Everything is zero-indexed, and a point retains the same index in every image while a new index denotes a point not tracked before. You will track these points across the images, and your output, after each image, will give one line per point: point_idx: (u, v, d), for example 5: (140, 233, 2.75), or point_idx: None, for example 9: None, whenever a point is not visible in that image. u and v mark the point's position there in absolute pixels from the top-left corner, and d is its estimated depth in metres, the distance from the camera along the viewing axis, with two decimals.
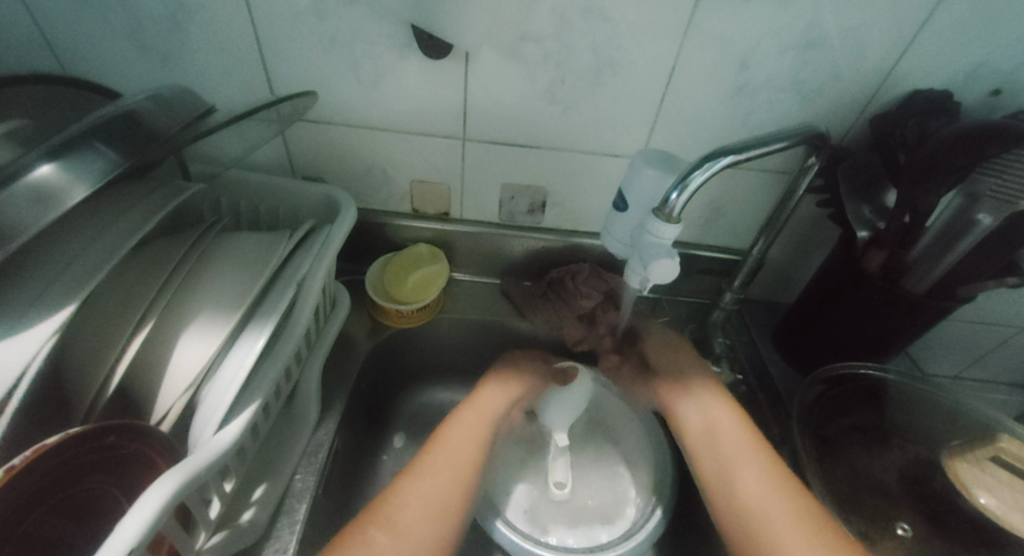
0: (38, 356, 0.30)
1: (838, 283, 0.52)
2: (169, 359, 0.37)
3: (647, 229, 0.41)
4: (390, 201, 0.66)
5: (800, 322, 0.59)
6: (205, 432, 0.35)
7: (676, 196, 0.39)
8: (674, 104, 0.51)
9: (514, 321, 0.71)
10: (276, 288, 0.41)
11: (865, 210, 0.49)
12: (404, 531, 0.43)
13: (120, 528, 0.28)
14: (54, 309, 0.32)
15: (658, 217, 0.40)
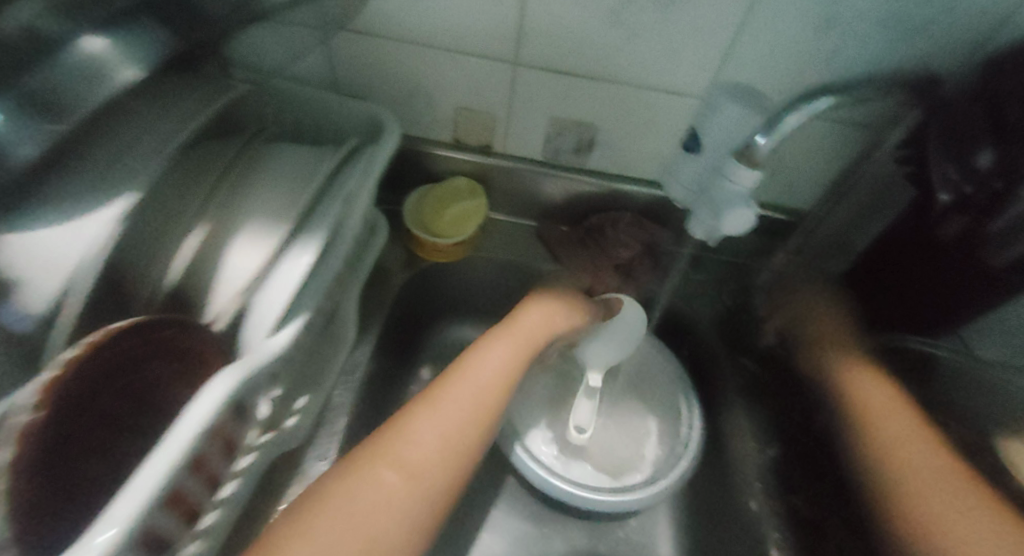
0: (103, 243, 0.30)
1: (909, 251, 0.51)
2: (219, 262, 0.37)
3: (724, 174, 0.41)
4: (432, 128, 0.63)
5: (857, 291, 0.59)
6: (258, 334, 0.36)
7: (761, 140, 0.38)
8: (752, 36, 0.47)
9: (548, 265, 0.70)
10: (322, 204, 0.40)
11: (951, 171, 0.43)
12: (415, 470, 0.41)
13: (196, 403, 0.29)
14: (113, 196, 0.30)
15: (733, 161, 0.39)
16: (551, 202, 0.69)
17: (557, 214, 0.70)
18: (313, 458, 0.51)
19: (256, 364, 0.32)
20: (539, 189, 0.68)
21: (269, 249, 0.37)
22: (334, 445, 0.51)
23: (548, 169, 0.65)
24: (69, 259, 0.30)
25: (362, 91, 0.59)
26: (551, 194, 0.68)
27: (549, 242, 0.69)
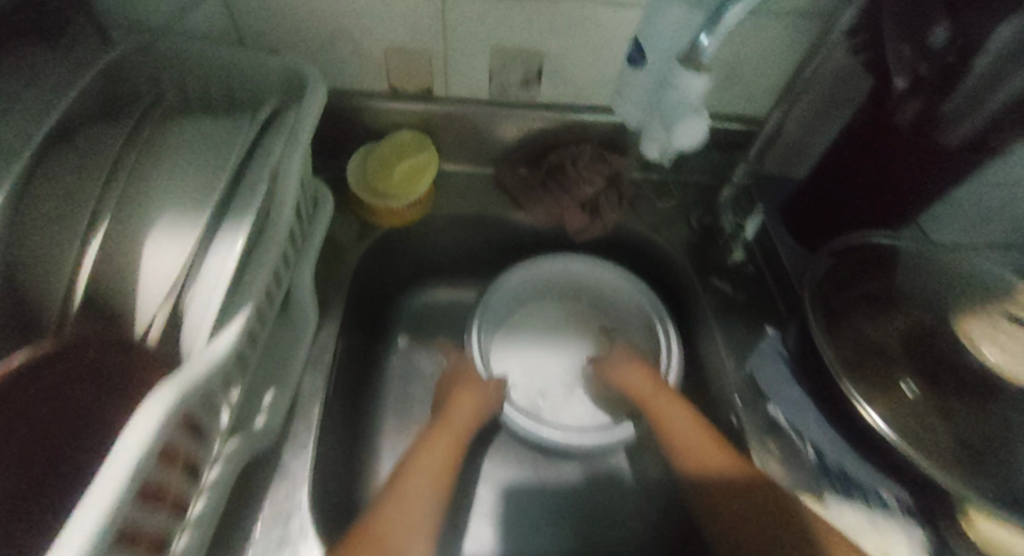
0: None
1: (867, 133, 0.49)
2: (139, 258, 0.34)
3: (670, 86, 0.38)
4: (362, 77, 0.58)
5: (812, 196, 0.57)
6: (198, 340, 0.33)
7: (705, 42, 0.34)
8: None
9: (512, 214, 0.68)
10: (250, 176, 0.37)
11: (907, 52, 0.44)
12: (402, 500, 0.48)
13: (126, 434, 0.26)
14: None
15: (683, 69, 0.36)
16: (503, 145, 0.66)
17: (514, 155, 0.67)
18: (291, 454, 0.50)
19: (196, 385, 0.30)
20: (494, 130, 0.64)
21: (176, 221, 0.34)
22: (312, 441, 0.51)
23: (497, 108, 0.61)
24: None
25: (275, 46, 0.52)
26: (499, 135, 0.65)
27: (509, 186, 0.67)
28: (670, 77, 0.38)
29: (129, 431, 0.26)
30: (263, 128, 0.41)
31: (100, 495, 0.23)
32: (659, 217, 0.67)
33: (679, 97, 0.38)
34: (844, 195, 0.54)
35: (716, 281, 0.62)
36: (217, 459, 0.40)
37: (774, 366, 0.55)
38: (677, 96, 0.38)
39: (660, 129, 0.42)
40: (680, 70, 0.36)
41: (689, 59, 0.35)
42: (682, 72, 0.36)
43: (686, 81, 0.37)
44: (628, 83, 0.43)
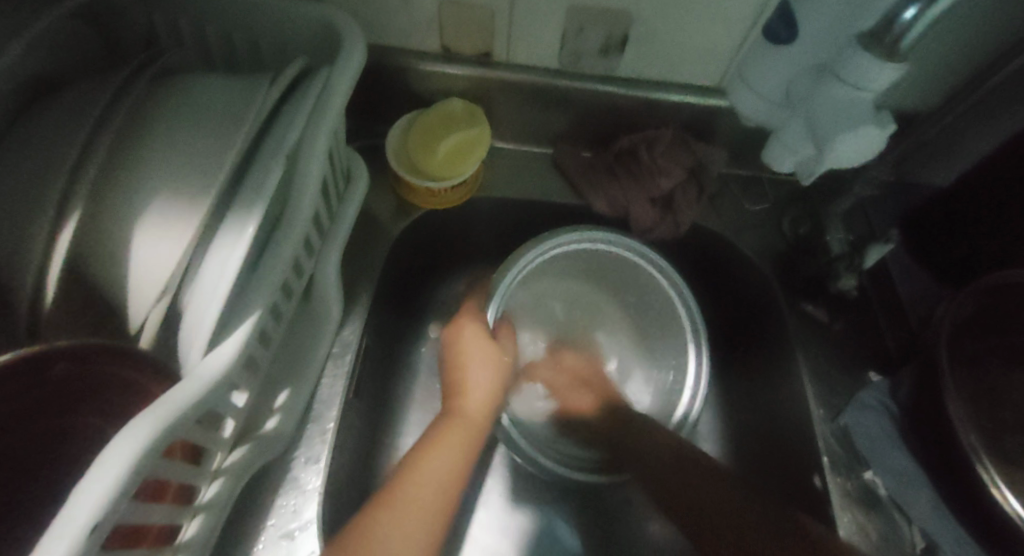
0: None
1: None
2: (125, 254, 0.27)
3: (832, 80, 0.33)
4: (412, 32, 0.49)
5: (959, 213, 0.45)
6: (193, 353, 0.27)
7: (913, 17, 0.28)
8: None
9: (570, 202, 0.60)
10: (264, 156, 0.29)
11: None
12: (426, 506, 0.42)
13: (88, 482, 0.20)
14: None
15: (863, 54, 0.30)
16: (569, 120, 0.57)
17: (578, 138, 0.59)
18: (300, 462, 0.44)
19: (185, 407, 0.24)
20: (561, 104, 0.54)
21: (165, 208, 0.27)
22: (326, 446, 0.45)
23: (566, 80, 0.51)
24: None
25: None
26: (565, 111, 0.55)
27: (569, 171, 0.59)
28: (839, 68, 0.32)
29: (103, 459, 0.21)
30: (285, 92, 0.33)
31: (76, 522, 0.19)
32: (744, 220, 0.57)
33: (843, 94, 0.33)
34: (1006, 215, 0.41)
35: (810, 307, 0.52)
36: (219, 473, 0.34)
37: (875, 420, 0.46)
38: (844, 92, 0.33)
39: (805, 135, 0.37)
40: (856, 60, 0.31)
41: (881, 37, 0.29)
42: (867, 60, 0.30)
43: (868, 74, 0.31)
44: (756, 69, 0.38)
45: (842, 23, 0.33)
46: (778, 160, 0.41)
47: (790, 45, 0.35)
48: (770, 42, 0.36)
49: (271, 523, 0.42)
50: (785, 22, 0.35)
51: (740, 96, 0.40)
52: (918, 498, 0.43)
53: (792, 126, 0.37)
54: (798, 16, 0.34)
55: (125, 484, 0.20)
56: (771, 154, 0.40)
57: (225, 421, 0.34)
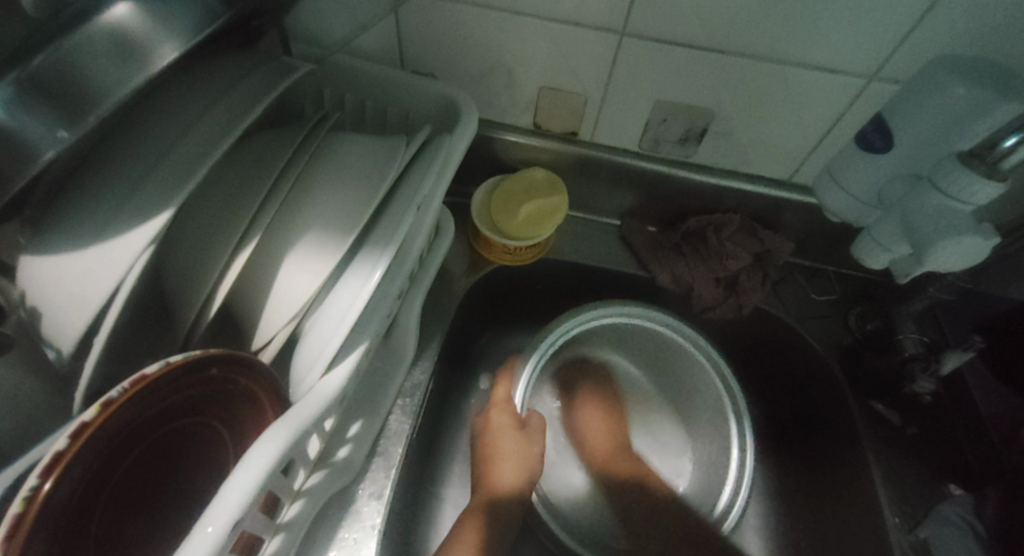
0: (133, 270, 0.24)
1: None
2: (273, 281, 0.31)
3: (930, 189, 0.35)
4: (510, 111, 0.54)
5: None
6: (309, 376, 0.30)
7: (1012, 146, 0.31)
8: (946, 13, 0.36)
9: (634, 273, 0.62)
10: (393, 211, 0.33)
11: None
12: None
13: (227, 490, 0.23)
14: (151, 212, 0.24)
15: (970, 173, 0.32)
16: (641, 199, 0.60)
17: (647, 213, 0.62)
18: (364, 495, 0.46)
19: (308, 422, 0.27)
20: (636, 183, 0.58)
21: (312, 247, 0.31)
22: (390, 483, 0.47)
23: (645, 162, 0.55)
24: (92, 301, 0.24)
25: (432, 71, 0.50)
26: (639, 189, 0.59)
27: (635, 244, 0.61)
28: (937, 178, 0.34)
29: (245, 463, 0.24)
30: (411, 156, 0.37)
31: (222, 515, 0.22)
32: (809, 310, 0.58)
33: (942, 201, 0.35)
34: None
35: (882, 406, 0.52)
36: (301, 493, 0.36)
37: (960, 538, 0.45)
38: (943, 200, 0.34)
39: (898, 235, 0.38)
40: (958, 174, 0.33)
41: (982, 158, 0.32)
42: (969, 175, 0.32)
43: (972, 186, 0.33)
44: (849, 171, 0.40)
45: (939, 141, 0.36)
46: (869, 259, 0.42)
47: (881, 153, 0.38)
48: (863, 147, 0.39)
49: (332, 555, 0.43)
50: (879, 132, 0.38)
51: (829, 195, 0.42)
52: None
53: (881, 225, 0.39)
54: (894, 129, 0.37)
55: (259, 487, 0.23)
56: (860, 250, 0.42)
57: (312, 439, 0.35)
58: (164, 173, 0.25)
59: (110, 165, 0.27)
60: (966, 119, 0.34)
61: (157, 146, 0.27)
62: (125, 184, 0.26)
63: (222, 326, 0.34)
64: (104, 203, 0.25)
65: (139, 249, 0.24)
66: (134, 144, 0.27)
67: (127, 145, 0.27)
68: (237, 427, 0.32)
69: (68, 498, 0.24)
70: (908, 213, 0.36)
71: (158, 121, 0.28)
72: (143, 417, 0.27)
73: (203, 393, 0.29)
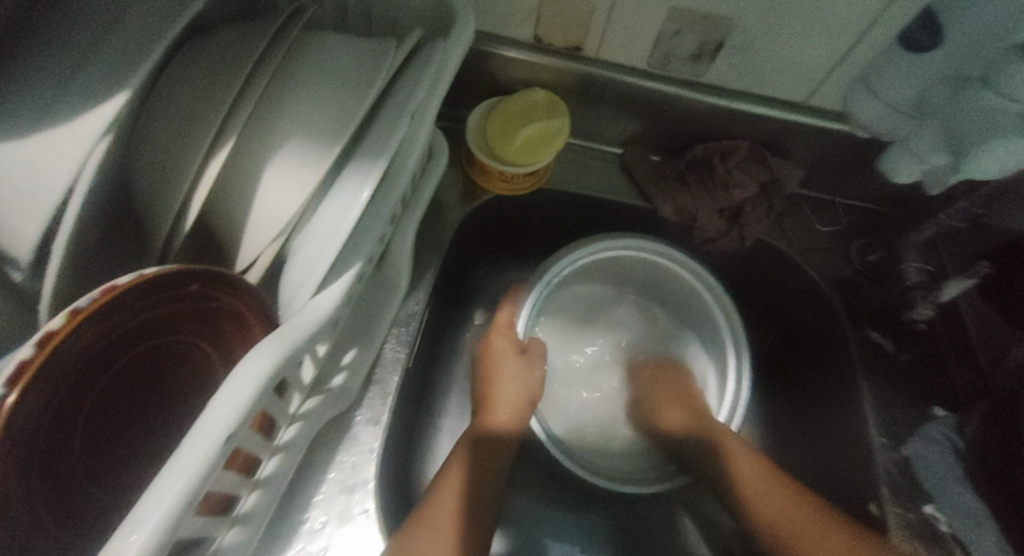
0: (89, 162, 0.22)
1: None
2: (254, 192, 0.28)
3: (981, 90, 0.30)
4: (508, 21, 0.50)
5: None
6: (299, 295, 0.28)
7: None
8: None
9: (635, 204, 0.60)
10: (384, 119, 0.30)
11: None
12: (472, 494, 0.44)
13: (216, 403, 0.21)
14: (104, 96, 0.22)
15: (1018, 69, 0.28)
16: (645, 125, 0.57)
17: (649, 140, 0.59)
18: (361, 421, 0.46)
19: (301, 340, 0.25)
20: (640, 106, 0.54)
21: (296, 156, 0.28)
22: (387, 409, 0.47)
23: (651, 82, 0.51)
24: (43, 197, 0.22)
25: None
26: (644, 114, 0.55)
27: (637, 172, 0.59)
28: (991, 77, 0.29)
29: (238, 374, 0.22)
30: (403, 61, 0.34)
31: (213, 427, 0.20)
32: (811, 242, 0.57)
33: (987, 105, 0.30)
34: None
35: (876, 335, 0.52)
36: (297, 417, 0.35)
37: (941, 456, 0.45)
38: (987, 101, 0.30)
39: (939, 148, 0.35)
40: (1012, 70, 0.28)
41: None
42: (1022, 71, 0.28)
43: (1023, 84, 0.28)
44: (886, 77, 0.35)
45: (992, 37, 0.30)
46: (898, 171, 0.40)
47: (927, 54, 0.32)
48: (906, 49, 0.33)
49: (331, 477, 0.44)
50: (928, 29, 0.32)
51: (862, 104, 0.38)
52: (983, 537, 0.42)
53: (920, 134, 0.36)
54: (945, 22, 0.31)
55: (255, 401, 0.22)
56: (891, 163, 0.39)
57: (306, 364, 0.34)
58: (105, 62, 0.23)
59: (40, 51, 0.23)
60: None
61: (97, 32, 0.24)
62: (61, 73, 0.23)
63: (202, 244, 0.31)
64: (49, 85, 0.22)
65: (94, 138, 0.22)
66: (69, 29, 0.24)
67: (61, 31, 0.24)
68: (223, 347, 0.30)
69: (39, 414, 0.22)
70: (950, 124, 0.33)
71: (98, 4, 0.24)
72: (117, 330, 0.25)
73: (183, 310, 0.27)
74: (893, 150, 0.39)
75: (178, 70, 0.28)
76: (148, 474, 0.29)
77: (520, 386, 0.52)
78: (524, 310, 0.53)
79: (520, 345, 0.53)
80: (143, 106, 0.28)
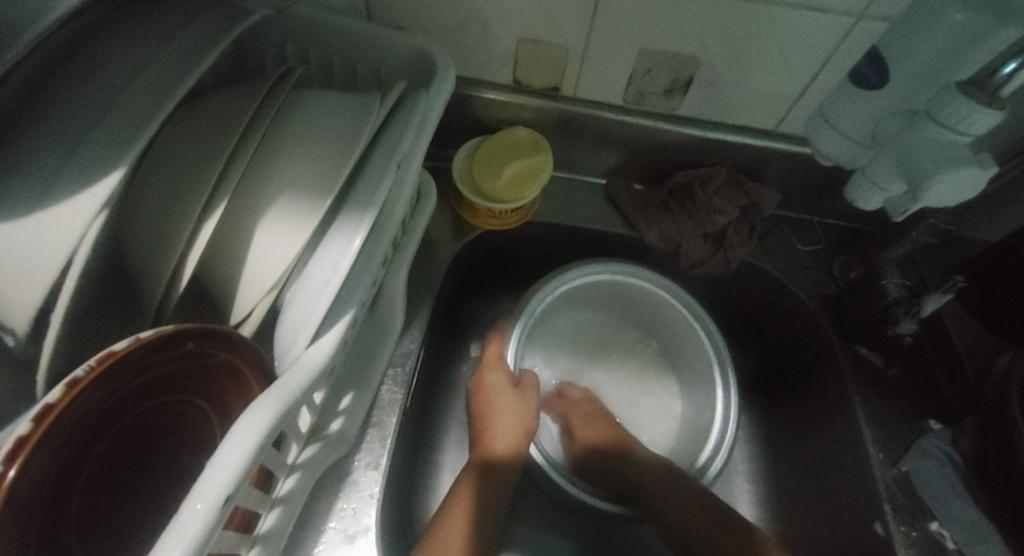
0: (87, 238, 0.23)
1: None
2: (246, 249, 0.29)
3: (927, 122, 0.31)
4: (488, 66, 0.52)
5: (1003, 275, 0.47)
6: (293, 347, 0.29)
7: (1012, 73, 0.26)
8: None
9: (622, 232, 0.61)
10: (371, 170, 0.31)
11: None
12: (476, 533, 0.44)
13: (212, 465, 0.21)
14: (101, 172, 0.23)
15: (965, 100, 0.28)
16: (627, 156, 0.59)
17: (631, 170, 0.60)
18: (360, 466, 0.46)
19: (296, 396, 0.26)
20: (622, 138, 0.56)
21: (286, 213, 0.29)
22: (386, 452, 0.47)
23: (629, 116, 0.53)
24: (42, 271, 0.23)
25: (403, 23, 0.48)
26: (624, 145, 0.57)
27: (621, 203, 0.60)
28: (934, 109, 0.30)
29: (235, 435, 0.22)
30: (388, 112, 0.35)
31: (210, 490, 0.20)
32: (794, 261, 0.58)
33: (938, 135, 0.30)
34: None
35: (864, 349, 0.53)
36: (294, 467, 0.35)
37: (938, 468, 0.46)
38: (939, 132, 0.30)
39: (895, 173, 0.34)
40: (954, 104, 0.29)
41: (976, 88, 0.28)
42: (967, 105, 0.28)
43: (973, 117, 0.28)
44: (843, 107, 0.36)
45: (936, 73, 0.32)
46: (862, 197, 0.38)
47: (877, 90, 0.34)
48: (857, 85, 0.34)
49: (332, 525, 0.43)
50: (875, 68, 0.33)
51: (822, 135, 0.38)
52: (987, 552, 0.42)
53: (878, 162, 0.35)
54: (889, 62, 0.33)
55: (251, 461, 0.22)
56: (852, 192, 0.38)
57: (302, 413, 0.34)
58: (106, 135, 0.24)
59: (37, 126, 0.24)
60: (966, 48, 0.31)
61: (94, 106, 0.25)
62: (59, 147, 0.24)
63: (197, 300, 0.32)
64: (48, 160, 0.23)
65: (91, 212, 0.22)
66: (62, 105, 0.25)
67: (58, 107, 0.25)
68: (219, 402, 0.31)
69: (39, 484, 0.22)
70: (901, 153, 0.32)
71: (94, 79, 0.25)
72: (115, 394, 0.25)
73: (178, 369, 0.27)
74: (854, 177, 0.38)
75: (171, 135, 0.30)
76: (149, 532, 0.29)
77: (519, 421, 0.52)
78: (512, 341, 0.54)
79: (514, 378, 0.54)
80: (138, 171, 0.29)
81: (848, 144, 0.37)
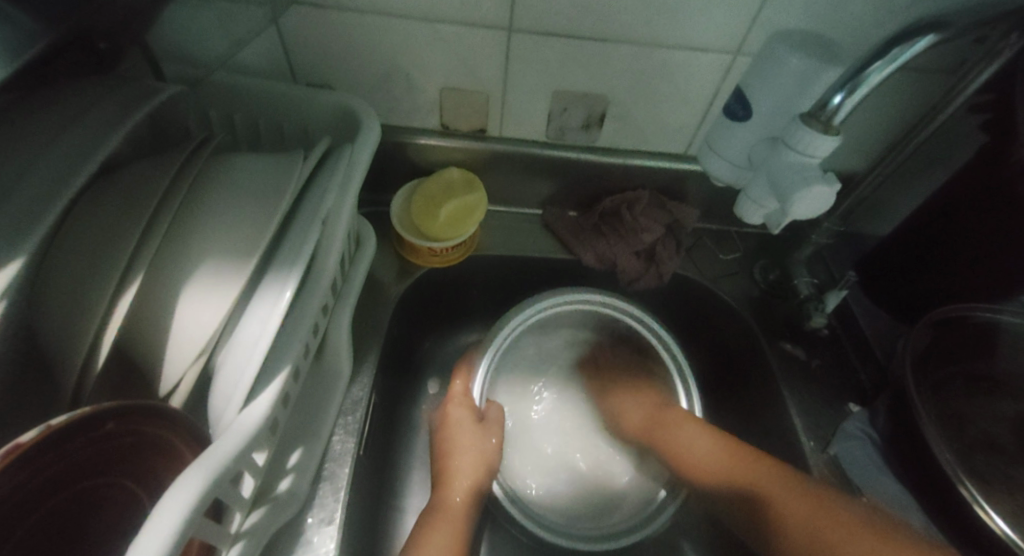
0: None
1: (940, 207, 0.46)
2: (172, 316, 0.30)
3: (783, 149, 0.35)
4: (415, 114, 0.54)
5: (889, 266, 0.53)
6: (227, 411, 0.30)
7: (840, 102, 0.32)
8: None
9: (560, 258, 0.64)
10: (297, 229, 0.33)
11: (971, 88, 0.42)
12: None
13: (138, 542, 0.22)
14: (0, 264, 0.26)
15: (808, 130, 0.34)
16: (557, 187, 0.62)
17: (564, 199, 0.64)
18: (314, 524, 0.46)
19: (226, 463, 0.27)
20: (550, 171, 0.60)
21: (211, 280, 0.30)
22: (340, 506, 0.47)
23: (553, 150, 0.57)
24: None
25: (327, 81, 0.50)
26: (553, 177, 0.61)
27: (558, 230, 0.63)
28: (787, 138, 0.35)
29: (161, 511, 0.23)
30: (314, 170, 0.37)
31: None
32: (721, 270, 0.62)
33: (795, 160, 0.35)
34: (915, 270, 0.50)
35: (789, 345, 0.58)
36: (240, 536, 0.35)
37: (861, 448, 0.50)
38: (794, 158, 0.35)
39: (768, 192, 0.38)
40: (799, 132, 0.34)
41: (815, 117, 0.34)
42: (809, 133, 0.34)
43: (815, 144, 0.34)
44: (724, 137, 0.41)
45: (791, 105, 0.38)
46: (747, 213, 0.42)
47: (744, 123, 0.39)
48: (728, 117, 0.40)
49: None
50: (740, 102, 0.39)
51: (711, 161, 0.42)
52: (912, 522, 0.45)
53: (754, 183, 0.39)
54: (751, 97, 0.38)
55: (181, 532, 0.23)
56: (740, 211, 0.42)
57: (246, 477, 0.35)
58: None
59: None
60: (805, 86, 0.36)
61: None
62: None
63: (127, 373, 0.32)
64: None
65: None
66: None
67: None
68: (146, 481, 0.31)
69: None
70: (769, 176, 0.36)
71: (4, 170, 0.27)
72: (31, 487, 0.26)
73: (94, 454, 0.28)
74: (739, 198, 0.42)
75: (79, 216, 0.30)
76: None
77: (477, 453, 0.53)
78: (479, 373, 0.56)
79: (479, 412, 0.55)
80: (47, 256, 0.30)
81: (731, 167, 0.42)
